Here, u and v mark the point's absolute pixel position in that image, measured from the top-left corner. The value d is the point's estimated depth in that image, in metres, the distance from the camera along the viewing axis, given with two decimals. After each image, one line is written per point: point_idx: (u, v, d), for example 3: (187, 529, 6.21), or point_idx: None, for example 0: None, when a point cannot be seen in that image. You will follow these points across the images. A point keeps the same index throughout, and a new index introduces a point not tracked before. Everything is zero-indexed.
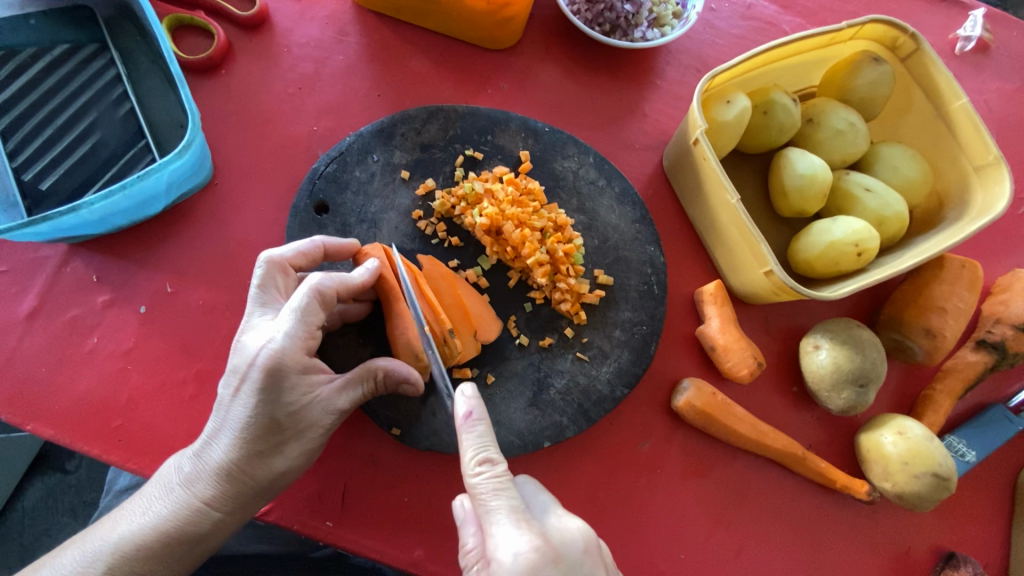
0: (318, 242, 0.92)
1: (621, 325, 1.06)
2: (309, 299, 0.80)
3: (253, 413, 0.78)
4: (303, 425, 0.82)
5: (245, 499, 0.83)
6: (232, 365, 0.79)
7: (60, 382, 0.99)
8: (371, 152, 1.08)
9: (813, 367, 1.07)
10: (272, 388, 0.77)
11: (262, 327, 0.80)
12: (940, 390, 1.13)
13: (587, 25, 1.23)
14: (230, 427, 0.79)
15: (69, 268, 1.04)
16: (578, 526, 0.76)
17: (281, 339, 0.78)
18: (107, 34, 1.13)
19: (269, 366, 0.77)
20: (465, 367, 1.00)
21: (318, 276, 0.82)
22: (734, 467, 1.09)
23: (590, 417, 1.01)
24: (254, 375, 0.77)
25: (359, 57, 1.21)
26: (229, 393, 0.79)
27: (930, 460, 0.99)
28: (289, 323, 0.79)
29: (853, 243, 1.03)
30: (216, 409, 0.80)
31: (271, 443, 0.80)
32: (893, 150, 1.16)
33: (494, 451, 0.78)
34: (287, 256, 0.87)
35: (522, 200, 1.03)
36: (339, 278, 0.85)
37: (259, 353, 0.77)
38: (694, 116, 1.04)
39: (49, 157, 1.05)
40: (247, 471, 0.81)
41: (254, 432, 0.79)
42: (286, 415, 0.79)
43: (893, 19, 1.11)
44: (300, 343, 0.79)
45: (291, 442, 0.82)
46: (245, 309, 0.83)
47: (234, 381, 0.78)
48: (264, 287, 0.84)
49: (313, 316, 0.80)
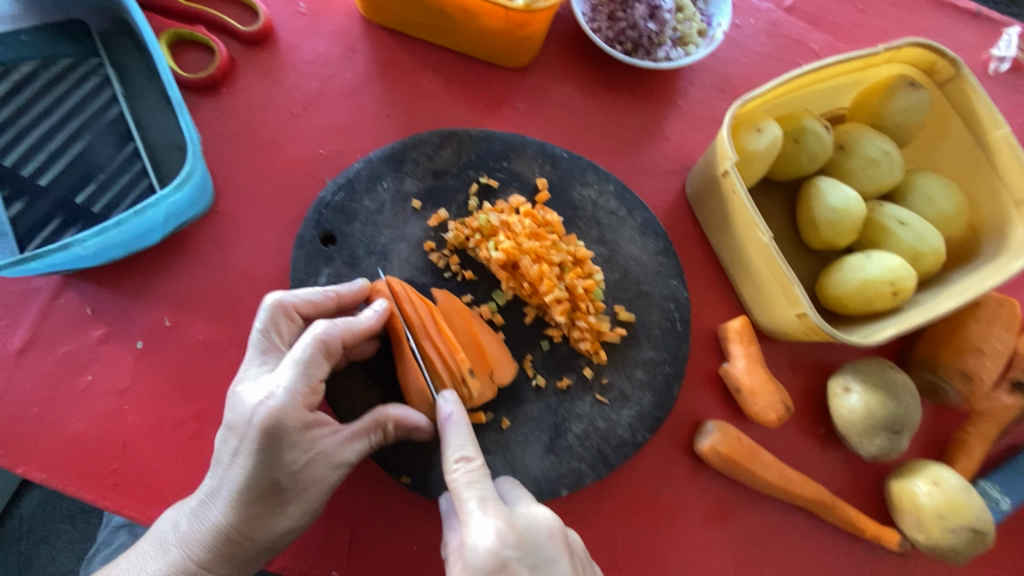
0: (331, 292, 0.86)
1: (643, 365, 1.01)
2: (312, 349, 0.75)
3: (250, 474, 0.72)
4: (305, 484, 0.75)
5: (243, 561, 0.77)
6: (227, 423, 0.73)
7: (53, 422, 0.94)
8: (380, 179, 1.02)
9: (842, 411, 1.02)
10: (270, 449, 0.71)
11: (259, 380, 0.74)
12: (973, 434, 1.08)
13: (608, 42, 1.17)
14: (226, 487, 0.73)
15: (62, 300, 0.99)
16: (547, 515, 0.76)
17: (281, 395, 0.72)
18: (102, 48, 1.07)
19: (267, 425, 0.70)
20: (479, 410, 0.95)
21: (322, 323, 0.77)
22: (758, 513, 1.04)
23: (610, 463, 0.96)
24: (251, 435, 0.71)
25: (367, 75, 1.15)
26: (225, 451, 0.73)
27: (967, 513, 0.94)
28: (290, 377, 0.73)
29: (889, 281, 0.97)
30: (213, 466, 0.74)
31: (270, 504, 0.74)
32: (929, 181, 1.10)
33: (470, 447, 0.78)
34: (295, 302, 0.81)
35: (540, 232, 0.98)
36: (344, 323, 0.79)
37: (257, 411, 0.71)
38: (723, 146, 0.98)
39: (47, 152, 1.01)
40: (244, 533, 0.75)
41: (252, 494, 0.72)
42: (286, 476, 0.73)
43: (931, 43, 1.05)
44: (302, 397, 0.73)
45: (292, 502, 0.76)
46: (244, 357, 0.78)
47: (231, 439, 0.72)
48: (265, 334, 0.79)
49: (316, 368, 0.75)
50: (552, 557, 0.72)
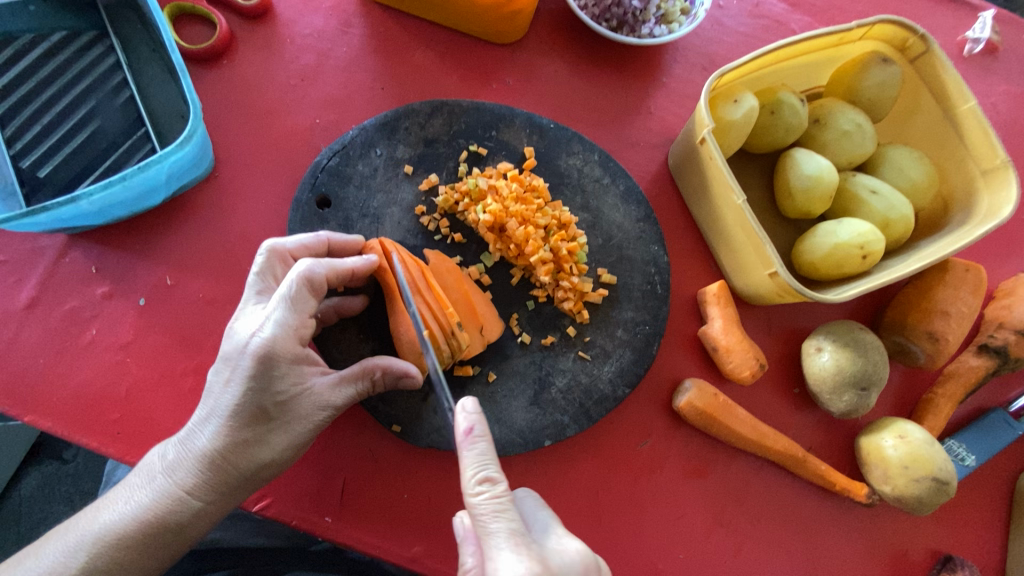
0: (323, 237, 0.91)
1: (624, 325, 1.06)
2: (299, 285, 0.79)
3: (241, 401, 0.76)
4: (292, 416, 0.80)
5: (227, 490, 0.80)
6: (223, 354, 0.78)
7: (59, 374, 0.99)
8: (374, 146, 1.07)
9: (814, 368, 1.07)
10: (261, 376, 0.76)
11: (252, 317, 0.79)
12: (941, 394, 1.13)
13: (594, 20, 1.21)
14: (218, 414, 0.77)
15: (68, 259, 1.03)
16: (578, 548, 0.76)
17: (272, 327, 0.76)
18: (107, 21, 1.11)
19: (259, 353, 0.75)
20: (467, 364, 1.00)
21: (308, 262, 0.81)
22: (734, 468, 1.09)
23: (591, 416, 1.01)
24: (244, 362, 0.75)
25: (363, 49, 1.20)
26: (219, 379, 0.77)
27: (930, 465, 0.99)
28: (281, 311, 0.78)
29: (858, 245, 1.02)
30: (205, 396, 0.79)
31: (258, 432, 0.78)
32: (900, 153, 1.15)
33: (494, 469, 0.77)
34: (288, 247, 0.86)
35: (526, 197, 1.03)
36: (330, 263, 0.83)
37: (251, 339, 0.76)
38: (701, 116, 1.03)
39: (48, 143, 1.04)
40: (233, 461, 0.79)
41: (241, 420, 0.77)
42: (275, 404, 0.78)
43: (902, 20, 1.10)
44: (292, 330, 0.78)
45: (279, 433, 0.80)
46: (242, 298, 0.82)
47: (225, 367, 0.77)
48: (260, 278, 0.83)
49: (303, 304, 0.79)
50: None
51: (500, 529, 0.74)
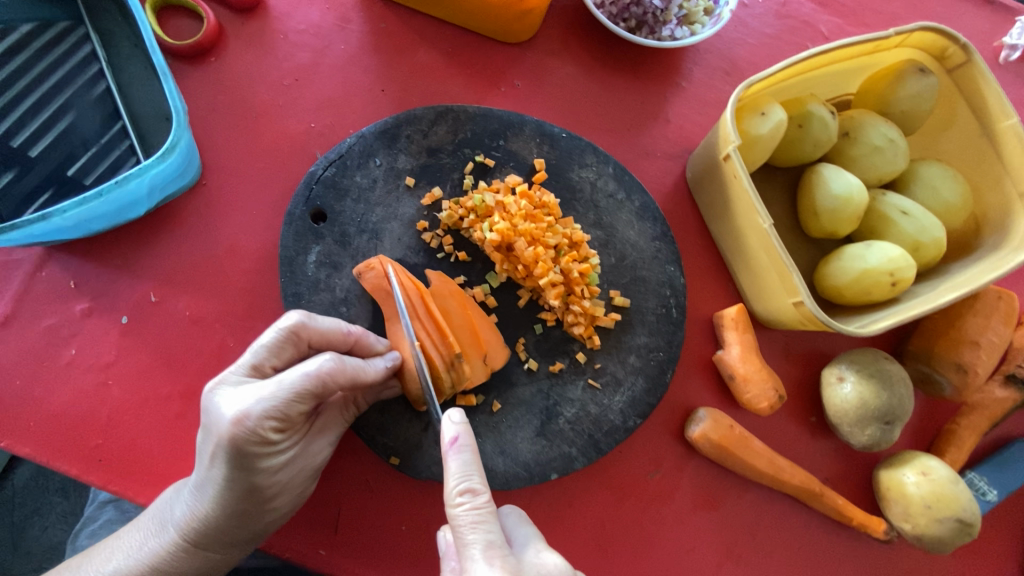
0: (354, 333, 0.84)
1: (637, 351, 1.00)
2: (303, 385, 0.73)
3: (235, 474, 0.74)
4: (286, 480, 0.80)
5: (238, 543, 0.81)
6: (206, 425, 0.74)
7: (37, 397, 0.93)
8: (373, 155, 0.99)
9: (835, 400, 1.02)
10: (245, 459, 0.73)
11: (236, 391, 0.73)
12: (964, 425, 1.08)
13: (611, 19, 1.13)
14: (209, 485, 0.76)
15: (45, 273, 0.96)
16: (558, 563, 0.71)
17: (256, 413, 0.71)
18: (84, 12, 1.02)
19: (234, 441, 0.71)
20: (470, 393, 0.94)
21: (324, 365, 0.75)
22: (747, 500, 1.05)
23: (600, 448, 0.96)
24: (222, 447, 0.72)
25: (361, 46, 1.12)
26: (204, 453, 0.75)
27: (954, 504, 0.95)
28: (269, 399, 0.72)
29: (889, 272, 0.96)
30: (198, 464, 0.76)
31: (260, 497, 0.77)
32: (933, 170, 1.09)
33: (477, 480, 0.73)
34: (312, 333, 0.80)
35: (535, 214, 0.96)
36: (349, 371, 0.77)
37: (225, 423, 0.71)
38: (726, 130, 0.95)
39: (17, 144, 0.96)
40: (231, 525, 0.78)
41: (240, 490, 0.75)
42: (266, 477, 0.76)
43: (943, 27, 1.02)
44: (274, 421, 0.72)
45: (282, 490, 0.80)
46: (236, 359, 0.77)
47: (207, 442, 0.74)
48: (265, 352, 0.77)
49: (300, 403, 0.74)
50: None
51: (477, 542, 0.69)
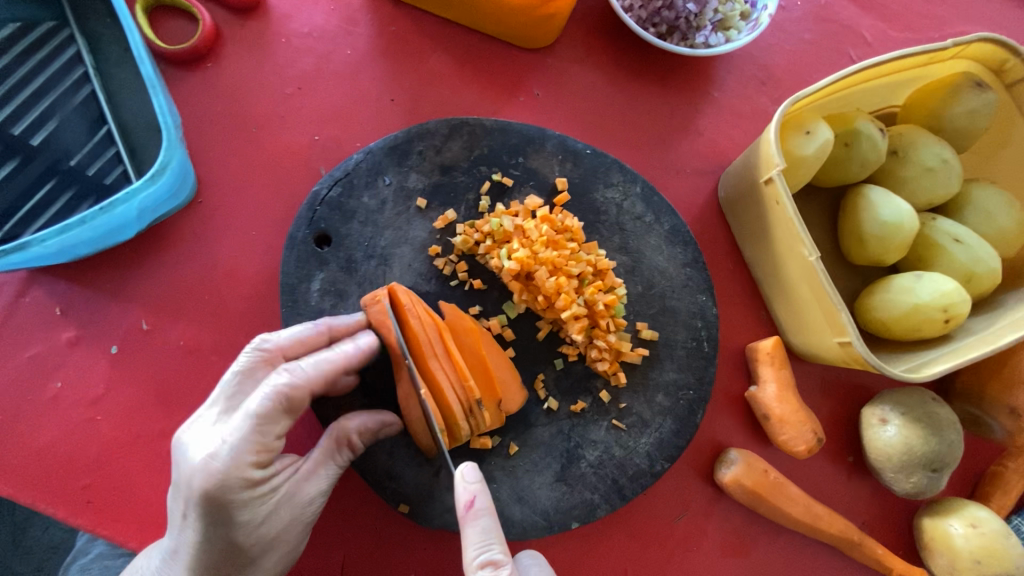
0: (322, 326, 0.78)
1: (665, 389, 0.92)
2: (269, 403, 0.66)
3: (213, 534, 0.66)
4: (273, 538, 0.71)
5: None
6: (175, 481, 0.67)
7: (20, 433, 0.86)
8: (382, 173, 0.91)
9: (877, 443, 0.94)
10: (222, 515, 0.65)
11: (208, 428, 0.67)
12: (1012, 469, 0.99)
13: (640, 24, 1.04)
14: (185, 551, 0.68)
15: (29, 298, 0.89)
16: None
17: (226, 453, 0.64)
18: (70, 13, 0.94)
19: (208, 495, 0.64)
20: (485, 435, 0.87)
21: (285, 374, 0.68)
22: (778, 546, 0.98)
23: (624, 494, 0.89)
24: (194, 504, 0.64)
25: (370, 52, 1.03)
26: (177, 516, 0.67)
27: (1006, 560, 0.88)
28: (239, 432, 0.65)
29: (942, 307, 0.88)
30: (172, 526, 0.68)
31: (243, 559, 0.69)
32: (987, 193, 1.00)
33: (498, 551, 0.68)
34: (282, 345, 0.74)
35: (558, 240, 0.88)
36: (315, 370, 0.70)
37: (196, 475, 0.64)
38: (768, 151, 0.87)
39: None
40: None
41: (220, 551, 0.67)
42: (249, 535, 0.68)
43: (1005, 38, 0.93)
44: (250, 456, 0.65)
45: (269, 550, 0.71)
46: (204, 400, 0.72)
47: (178, 504, 0.66)
48: (240, 378, 0.70)
49: (271, 426, 0.67)
50: None
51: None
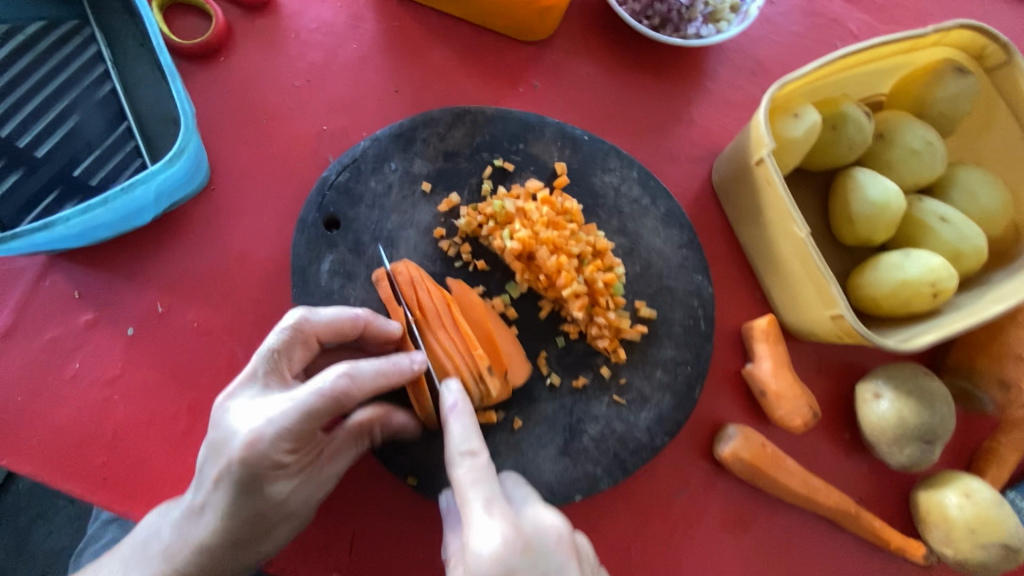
0: (361, 318, 0.78)
1: (663, 365, 0.95)
2: (318, 402, 0.65)
3: (237, 503, 0.67)
4: (292, 509, 0.73)
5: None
6: (213, 441, 0.66)
7: (38, 413, 0.89)
8: (388, 159, 0.95)
9: (871, 417, 0.97)
10: (252, 483, 0.65)
11: (260, 406, 0.66)
12: (1005, 443, 1.02)
13: (634, 17, 1.09)
14: (209, 508, 0.68)
15: (48, 282, 0.92)
16: (558, 521, 0.68)
17: (268, 431, 0.64)
18: (90, 11, 0.98)
19: (246, 464, 0.64)
20: (490, 410, 0.90)
21: (343, 374, 0.68)
22: (778, 521, 1.00)
23: (626, 468, 0.91)
24: (231, 470, 0.64)
25: (375, 46, 1.07)
26: (206, 473, 0.67)
27: (1000, 529, 0.89)
28: (284, 415, 0.65)
29: (930, 282, 0.91)
30: (200, 484, 0.68)
31: (259, 529, 0.70)
32: (972, 175, 1.04)
33: (476, 440, 0.70)
34: (317, 326, 0.75)
35: (558, 221, 0.92)
36: (372, 382, 0.70)
37: (238, 441, 0.64)
38: (759, 133, 0.90)
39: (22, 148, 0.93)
40: (226, 557, 0.71)
41: (239, 520, 0.68)
42: (272, 504, 0.69)
43: (984, 25, 0.98)
44: (289, 441, 0.65)
45: (284, 523, 0.73)
46: (243, 366, 0.71)
47: (211, 462, 0.66)
48: (274, 355, 0.72)
49: (315, 422, 0.66)
50: (563, 567, 0.64)
51: (472, 499, 0.66)
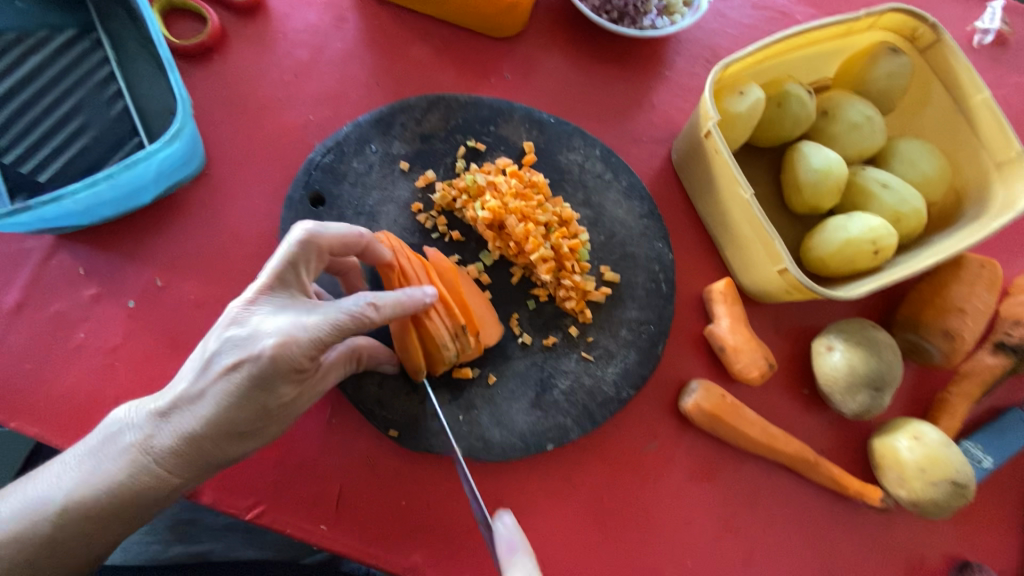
0: (365, 238, 0.85)
1: (628, 325, 1.02)
2: (348, 318, 0.74)
3: (241, 395, 0.71)
4: (285, 412, 0.78)
5: (205, 469, 0.76)
6: (236, 337, 0.72)
7: (45, 380, 0.95)
8: (369, 142, 1.04)
9: (826, 368, 1.03)
10: (266, 381, 0.71)
11: (292, 313, 0.73)
12: (956, 394, 1.09)
13: (594, 12, 1.19)
14: (209, 396, 0.72)
15: (55, 260, 1.00)
16: None
17: (302, 334, 0.72)
18: (96, 18, 1.08)
19: (275, 360, 0.70)
20: (466, 366, 0.97)
21: (368, 299, 0.77)
22: (743, 472, 1.06)
23: (594, 419, 0.98)
24: (255, 364, 0.70)
25: (358, 44, 1.17)
26: (217, 364, 0.72)
27: (947, 467, 0.95)
28: (319, 324, 0.73)
29: (870, 240, 0.99)
30: (206, 374, 0.72)
31: (254, 425, 0.75)
32: (911, 145, 1.12)
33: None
34: (331, 242, 0.80)
35: (525, 193, 0.99)
36: (394, 306, 0.79)
37: (270, 339, 0.71)
38: (705, 107, 0.99)
39: (31, 137, 1.01)
40: (213, 448, 0.74)
41: (242, 413, 0.73)
42: (274, 403, 0.74)
43: (912, 8, 1.07)
44: (316, 349, 0.73)
45: (274, 425, 0.78)
46: (260, 273, 0.76)
47: (227, 354, 0.72)
48: (291, 265, 0.77)
49: (338, 334, 0.74)
50: None
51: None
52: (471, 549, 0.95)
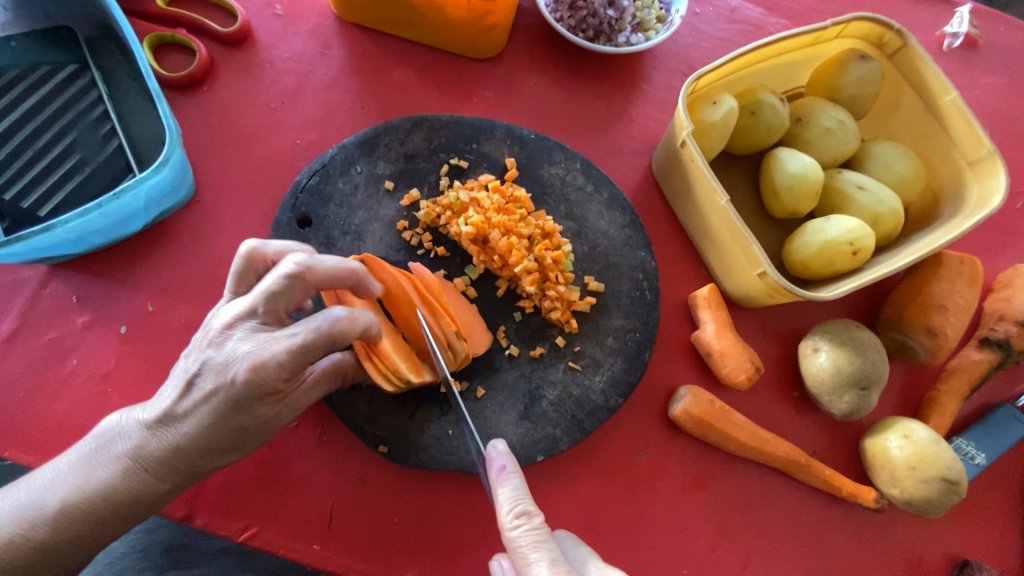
0: (355, 271, 0.84)
1: (614, 333, 1.04)
2: (317, 339, 0.74)
3: (222, 415, 0.74)
4: (264, 429, 0.81)
5: (189, 480, 0.80)
6: (213, 360, 0.74)
7: (38, 408, 0.96)
8: (354, 163, 1.06)
9: (813, 370, 1.04)
10: (243, 403, 0.74)
11: (266, 335, 0.74)
12: (945, 391, 1.09)
13: (571, 31, 1.22)
14: (192, 416, 0.75)
15: (48, 290, 1.02)
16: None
17: (271, 359, 0.72)
18: (88, 54, 1.11)
19: (249, 384, 0.72)
20: (454, 379, 0.97)
21: (339, 319, 0.76)
22: (736, 477, 1.06)
23: (584, 428, 0.98)
24: (232, 386, 0.73)
25: (343, 70, 1.21)
26: (199, 385, 0.74)
27: (938, 464, 0.95)
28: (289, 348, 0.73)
29: (848, 241, 1.00)
30: (188, 393, 0.74)
31: (235, 441, 0.78)
32: (884, 148, 1.14)
33: (530, 502, 0.77)
34: (317, 274, 0.79)
35: (507, 207, 1.01)
36: (360, 325, 0.79)
37: (243, 364, 0.72)
38: (680, 118, 1.02)
39: (24, 170, 1.03)
40: (195, 461, 0.78)
41: (222, 430, 0.76)
42: (251, 421, 0.77)
43: (877, 16, 1.11)
44: (287, 373, 0.74)
45: (255, 438, 0.82)
46: (241, 300, 0.76)
47: (207, 376, 0.74)
48: (272, 296, 0.76)
49: (310, 359, 0.75)
50: None
51: (542, 562, 0.73)
52: (465, 565, 0.95)
